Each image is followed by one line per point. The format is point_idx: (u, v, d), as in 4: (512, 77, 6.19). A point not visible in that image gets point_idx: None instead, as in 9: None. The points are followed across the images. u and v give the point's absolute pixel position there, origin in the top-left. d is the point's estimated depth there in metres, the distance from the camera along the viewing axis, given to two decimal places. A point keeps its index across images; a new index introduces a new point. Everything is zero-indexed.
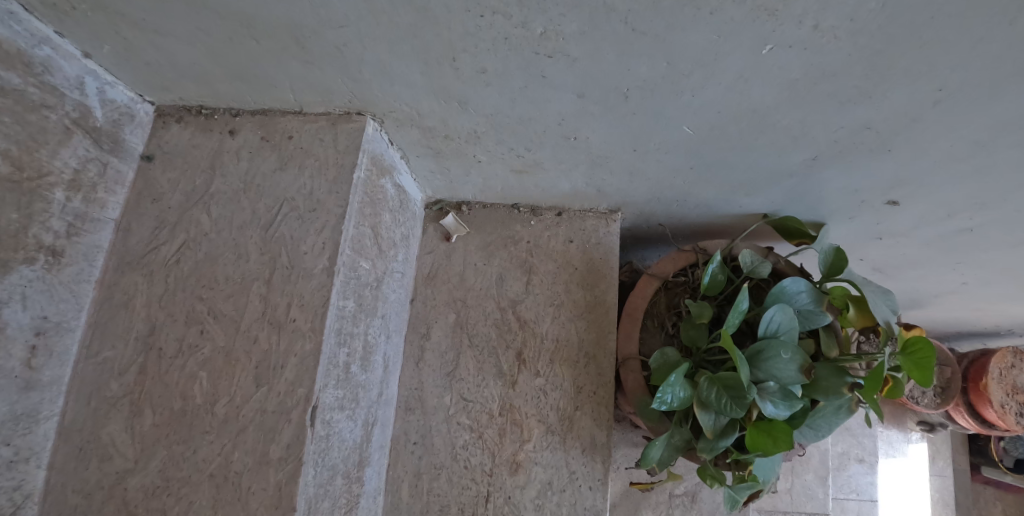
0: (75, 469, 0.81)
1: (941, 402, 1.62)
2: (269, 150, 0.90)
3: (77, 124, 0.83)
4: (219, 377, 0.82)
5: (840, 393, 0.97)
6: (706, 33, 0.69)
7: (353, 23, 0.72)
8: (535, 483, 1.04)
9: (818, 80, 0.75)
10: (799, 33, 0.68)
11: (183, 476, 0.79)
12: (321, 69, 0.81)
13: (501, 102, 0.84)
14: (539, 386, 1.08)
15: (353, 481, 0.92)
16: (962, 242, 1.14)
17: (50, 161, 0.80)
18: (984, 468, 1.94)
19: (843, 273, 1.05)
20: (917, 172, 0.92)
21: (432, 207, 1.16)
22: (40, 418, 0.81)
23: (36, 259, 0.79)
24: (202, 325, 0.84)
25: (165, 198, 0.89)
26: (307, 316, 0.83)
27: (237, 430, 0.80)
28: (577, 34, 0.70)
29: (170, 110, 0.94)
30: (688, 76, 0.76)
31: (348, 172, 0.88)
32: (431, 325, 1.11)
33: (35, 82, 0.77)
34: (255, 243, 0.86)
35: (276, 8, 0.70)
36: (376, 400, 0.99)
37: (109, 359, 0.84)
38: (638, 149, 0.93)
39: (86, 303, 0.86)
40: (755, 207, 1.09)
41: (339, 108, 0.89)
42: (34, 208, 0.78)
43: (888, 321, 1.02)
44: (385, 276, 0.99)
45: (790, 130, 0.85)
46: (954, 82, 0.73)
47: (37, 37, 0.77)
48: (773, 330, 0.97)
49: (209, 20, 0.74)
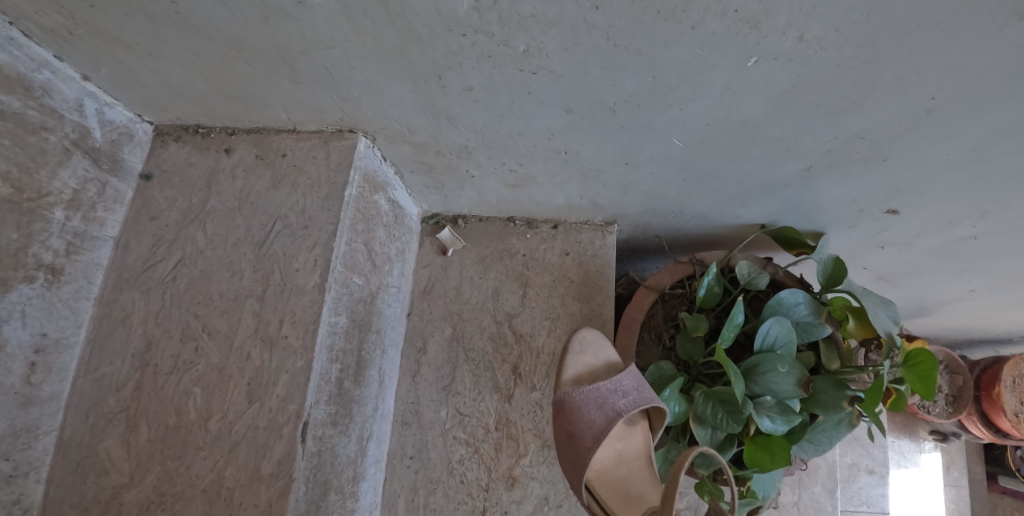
0: (74, 484, 0.82)
1: (953, 411, 1.57)
2: (263, 168, 0.92)
3: (76, 145, 0.84)
4: (213, 393, 0.83)
5: (839, 407, 0.95)
6: (689, 47, 0.69)
7: (340, 44, 0.73)
8: (532, 499, 1.04)
9: (807, 91, 0.74)
10: (783, 45, 0.68)
11: (177, 491, 0.80)
12: (312, 89, 0.82)
13: (490, 118, 0.84)
14: (535, 399, 1.08)
15: (347, 496, 0.92)
16: (966, 250, 1.11)
17: (49, 183, 0.81)
18: (1001, 478, 1.88)
19: (843, 284, 1.03)
20: (915, 180, 0.91)
21: (428, 221, 1.17)
22: (39, 433, 0.82)
23: (35, 277, 0.80)
24: (197, 342, 0.85)
25: (162, 216, 0.91)
26: (298, 332, 0.84)
27: (230, 446, 0.81)
28: (559, 50, 0.71)
29: (168, 129, 0.95)
30: (675, 90, 0.76)
31: (340, 189, 0.89)
32: (427, 338, 1.12)
33: (35, 105, 0.79)
34: (248, 261, 0.88)
35: (264, 31, 0.72)
36: (371, 414, 0.99)
37: (107, 374, 0.85)
38: (630, 163, 0.93)
39: (85, 320, 0.87)
40: (752, 218, 1.07)
41: (331, 126, 0.90)
42: (34, 228, 0.80)
43: (890, 332, 1.00)
44: (380, 291, 0.99)
45: (782, 142, 0.84)
46: (946, 90, 0.72)
47: (36, 62, 0.79)
48: (770, 344, 0.96)
49: (200, 44, 0.75)
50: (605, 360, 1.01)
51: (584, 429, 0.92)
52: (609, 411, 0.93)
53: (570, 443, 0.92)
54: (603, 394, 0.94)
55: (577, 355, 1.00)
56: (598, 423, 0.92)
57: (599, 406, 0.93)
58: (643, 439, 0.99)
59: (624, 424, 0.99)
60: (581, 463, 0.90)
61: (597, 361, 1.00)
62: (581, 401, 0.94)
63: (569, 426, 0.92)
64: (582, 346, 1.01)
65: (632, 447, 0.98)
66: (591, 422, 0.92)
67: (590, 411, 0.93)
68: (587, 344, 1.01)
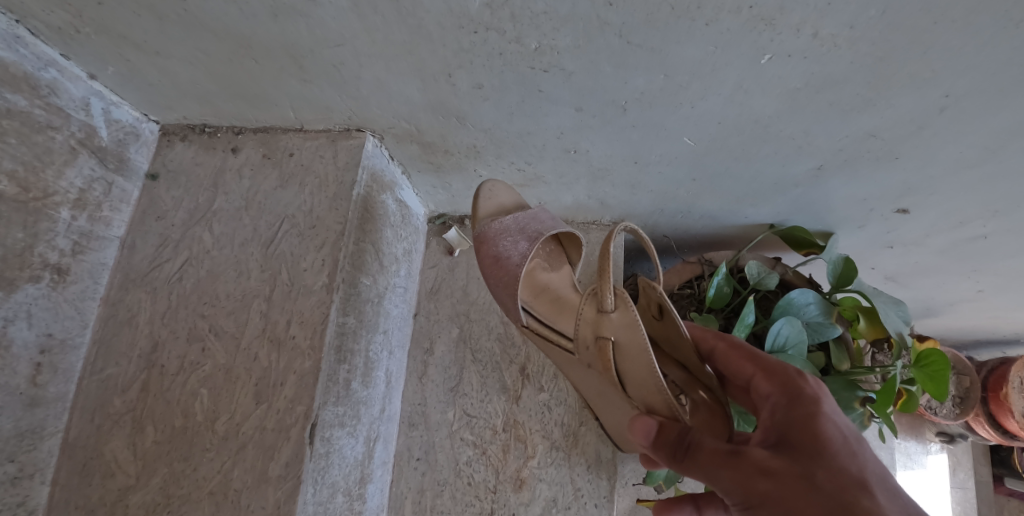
0: (79, 486, 0.81)
1: (960, 413, 1.54)
2: (270, 167, 0.91)
3: (82, 144, 0.83)
4: (220, 393, 0.82)
5: (850, 408, 0.96)
6: (702, 44, 0.68)
7: (349, 42, 0.72)
8: (540, 501, 1.04)
9: (820, 89, 0.74)
10: (798, 42, 0.67)
11: (183, 493, 0.79)
12: (320, 87, 0.81)
13: (499, 117, 0.83)
14: (543, 401, 1.08)
15: (354, 499, 0.91)
16: (976, 250, 1.11)
17: (55, 182, 0.80)
18: (1008, 480, 1.88)
19: (853, 284, 1.03)
20: (927, 180, 0.90)
21: (435, 221, 1.17)
22: (44, 435, 0.81)
23: (41, 277, 0.79)
24: (203, 342, 0.84)
25: (169, 215, 0.91)
26: (306, 333, 0.83)
27: (237, 447, 0.80)
28: (571, 48, 0.70)
29: (174, 129, 0.95)
30: (687, 88, 0.75)
31: (348, 188, 0.89)
32: (433, 339, 1.11)
33: (41, 104, 0.78)
34: (255, 261, 0.87)
35: (272, 28, 0.71)
36: (378, 416, 0.98)
37: (113, 375, 0.85)
38: (639, 162, 0.92)
39: (90, 320, 0.87)
40: (762, 217, 1.07)
41: (338, 125, 0.90)
42: (40, 227, 0.79)
43: (901, 332, 1.00)
44: (387, 291, 0.99)
45: (794, 140, 0.84)
46: (960, 88, 0.72)
47: (43, 60, 0.78)
48: (781, 344, 0.94)
49: (207, 42, 0.74)
50: (517, 200, 0.96)
51: (511, 252, 0.91)
52: (530, 235, 0.92)
53: (497, 267, 0.90)
54: (521, 224, 0.92)
55: (489, 199, 0.93)
56: (515, 257, 0.91)
57: (521, 232, 0.92)
58: (563, 274, 0.98)
59: (541, 260, 0.98)
60: (509, 280, 0.89)
61: (510, 200, 0.95)
62: (501, 230, 0.91)
63: (495, 253, 0.90)
64: (493, 191, 0.93)
65: (560, 275, 0.97)
66: (517, 248, 0.91)
67: (513, 238, 0.91)
68: (498, 191, 0.94)
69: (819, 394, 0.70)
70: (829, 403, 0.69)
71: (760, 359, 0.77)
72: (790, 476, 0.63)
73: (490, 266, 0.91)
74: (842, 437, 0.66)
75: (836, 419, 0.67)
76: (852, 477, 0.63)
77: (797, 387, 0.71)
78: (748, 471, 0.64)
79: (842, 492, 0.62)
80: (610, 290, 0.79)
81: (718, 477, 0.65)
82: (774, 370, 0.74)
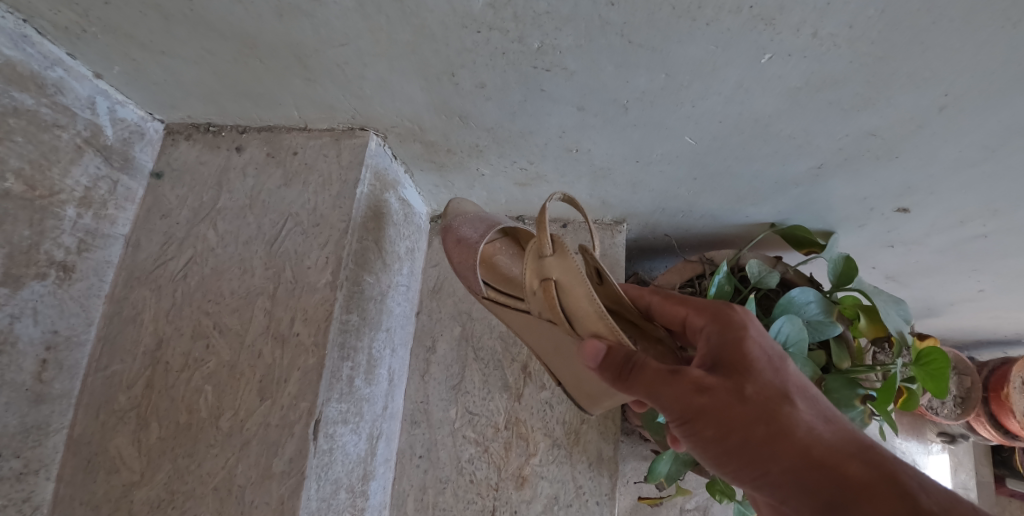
0: (84, 482, 0.82)
1: (962, 413, 1.54)
2: (274, 166, 0.92)
3: (88, 143, 0.84)
4: (224, 390, 0.83)
5: (851, 405, 0.97)
6: (703, 44, 0.69)
7: (354, 41, 0.73)
8: (542, 498, 1.04)
9: (820, 88, 0.74)
10: (798, 41, 0.68)
11: (187, 489, 0.80)
12: (323, 86, 0.82)
13: (501, 116, 0.84)
14: (545, 399, 1.09)
15: (357, 495, 0.92)
16: (976, 249, 1.11)
17: (61, 180, 0.81)
18: (1009, 480, 1.88)
19: (853, 283, 1.03)
20: (928, 179, 0.90)
21: (437, 220, 1.17)
22: (50, 431, 0.82)
23: (47, 274, 0.80)
24: (208, 339, 0.85)
25: (173, 213, 0.91)
26: (310, 330, 0.83)
27: (241, 444, 0.81)
28: (573, 48, 0.71)
29: (179, 128, 0.95)
30: (688, 87, 0.76)
31: (352, 187, 0.89)
32: (436, 337, 1.12)
33: (47, 103, 0.79)
34: (259, 258, 0.88)
35: (277, 27, 0.72)
36: (381, 413, 0.99)
37: (118, 372, 0.85)
38: (640, 161, 0.93)
39: (95, 318, 0.87)
40: (762, 216, 1.07)
41: (342, 124, 0.91)
42: (45, 225, 0.79)
43: (901, 330, 1.00)
44: (390, 289, 0.99)
45: (794, 139, 0.84)
46: (959, 87, 0.72)
47: (50, 59, 0.78)
48: (782, 342, 0.94)
49: (213, 42, 0.75)
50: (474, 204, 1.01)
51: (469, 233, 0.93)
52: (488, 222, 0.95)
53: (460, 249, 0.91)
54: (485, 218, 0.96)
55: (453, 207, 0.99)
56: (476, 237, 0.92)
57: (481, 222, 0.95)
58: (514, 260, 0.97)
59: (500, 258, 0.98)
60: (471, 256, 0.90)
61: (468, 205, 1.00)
62: (462, 220, 0.95)
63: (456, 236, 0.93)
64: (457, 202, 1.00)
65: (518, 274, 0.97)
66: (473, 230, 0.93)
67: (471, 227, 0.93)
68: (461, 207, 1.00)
69: (746, 316, 0.74)
70: (757, 326, 0.72)
71: (693, 301, 0.80)
72: (723, 387, 0.66)
73: (453, 250, 0.92)
74: (765, 353, 0.70)
75: (762, 342, 0.71)
76: (777, 386, 0.67)
77: (727, 313, 0.75)
78: (686, 386, 0.67)
79: (769, 402, 0.66)
80: (547, 242, 0.81)
81: (660, 392, 0.68)
82: (704, 306, 0.78)
